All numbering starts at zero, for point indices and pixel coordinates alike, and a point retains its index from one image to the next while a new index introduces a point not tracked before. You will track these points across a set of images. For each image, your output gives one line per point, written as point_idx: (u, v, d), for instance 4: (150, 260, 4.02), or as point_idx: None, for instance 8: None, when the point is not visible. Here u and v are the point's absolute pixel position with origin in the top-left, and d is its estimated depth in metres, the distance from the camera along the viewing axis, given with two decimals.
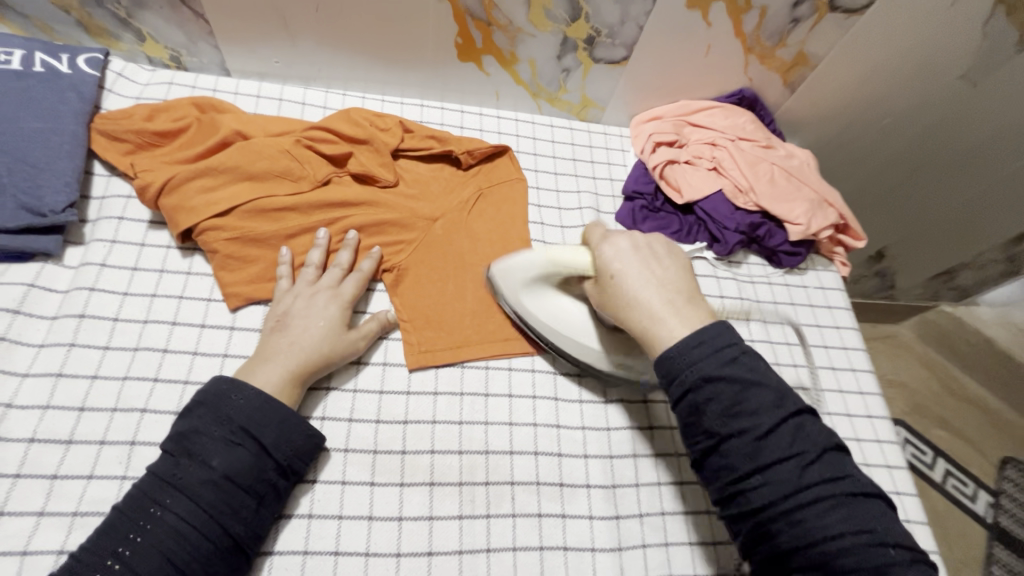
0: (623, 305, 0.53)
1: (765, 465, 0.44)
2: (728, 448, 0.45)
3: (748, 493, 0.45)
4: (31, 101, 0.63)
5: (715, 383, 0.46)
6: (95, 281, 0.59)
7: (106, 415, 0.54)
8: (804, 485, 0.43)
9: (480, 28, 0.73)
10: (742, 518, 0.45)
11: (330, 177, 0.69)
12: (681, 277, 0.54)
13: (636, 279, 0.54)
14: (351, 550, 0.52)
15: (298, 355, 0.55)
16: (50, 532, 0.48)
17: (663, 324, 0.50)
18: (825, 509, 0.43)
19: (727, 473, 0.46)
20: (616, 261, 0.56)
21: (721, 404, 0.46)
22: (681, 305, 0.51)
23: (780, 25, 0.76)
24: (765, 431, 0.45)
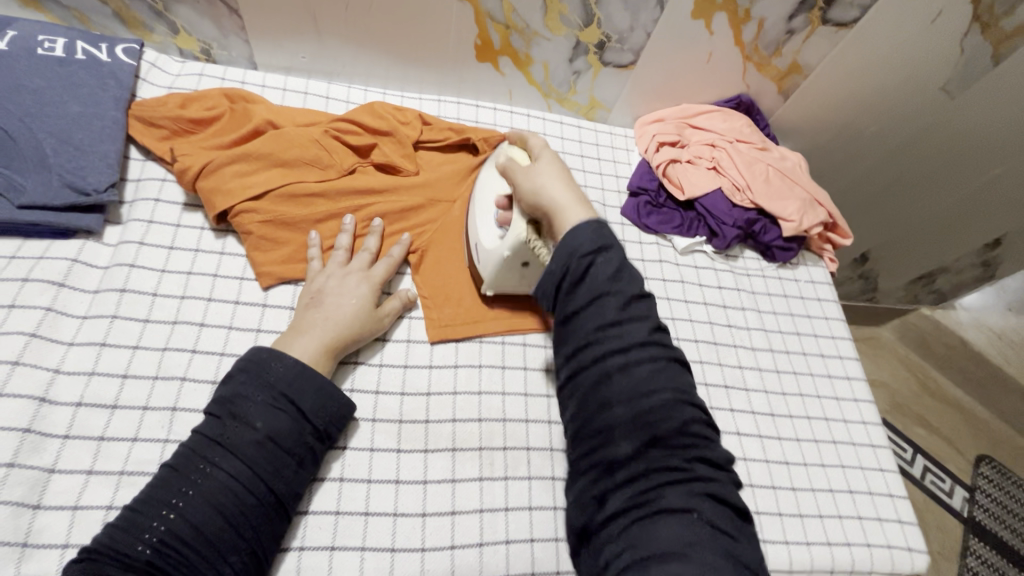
0: (542, 185, 0.59)
1: (625, 322, 0.49)
2: (600, 305, 0.49)
3: (602, 350, 0.48)
4: (74, 87, 0.66)
5: (608, 255, 0.51)
6: (134, 258, 0.62)
7: (147, 382, 0.56)
8: (649, 348, 0.48)
9: (499, 30, 0.78)
10: (587, 370, 0.49)
11: (355, 167, 0.73)
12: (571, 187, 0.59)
13: (562, 176, 0.60)
14: (380, 511, 0.56)
15: (332, 330, 0.59)
16: (99, 488, 0.51)
17: (572, 209, 0.56)
18: (661, 373, 0.48)
19: (589, 327, 0.49)
20: (556, 159, 0.62)
21: (603, 271, 0.50)
22: (566, 207, 0.56)
23: (777, 35, 0.82)
24: (633, 297, 0.50)
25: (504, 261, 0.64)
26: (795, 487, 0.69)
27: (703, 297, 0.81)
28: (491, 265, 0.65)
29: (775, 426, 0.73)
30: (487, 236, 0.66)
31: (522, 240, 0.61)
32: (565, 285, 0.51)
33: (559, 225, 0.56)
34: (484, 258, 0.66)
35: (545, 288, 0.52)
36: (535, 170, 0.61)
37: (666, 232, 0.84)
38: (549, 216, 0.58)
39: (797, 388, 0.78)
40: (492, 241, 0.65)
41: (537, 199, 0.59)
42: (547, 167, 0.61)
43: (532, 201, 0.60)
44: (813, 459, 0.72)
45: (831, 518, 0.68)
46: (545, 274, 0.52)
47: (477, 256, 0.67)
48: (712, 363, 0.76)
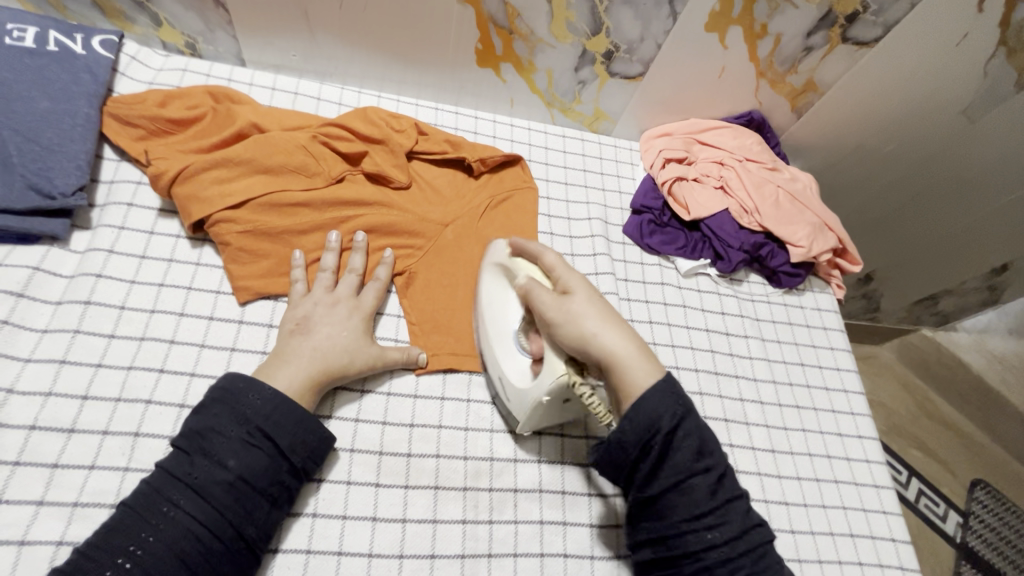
0: (594, 328, 0.52)
1: (718, 508, 0.48)
2: (689, 489, 0.48)
3: (700, 540, 0.47)
4: (43, 80, 0.62)
5: (687, 429, 0.49)
6: (102, 267, 0.58)
7: (109, 404, 0.53)
8: (746, 537, 0.48)
9: (502, 35, 0.74)
10: (682, 558, 0.48)
11: (345, 175, 0.69)
12: (616, 329, 0.53)
13: (603, 313, 0.54)
14: (354, 551, 0.52)
15: (318, 361, 0.56)
16: (49, 521, 0.47)
17: (637, 365, 0.51)
18: (758, 558, 0.48)
19: (681, 518, 0.48)
20: (588, 287, 0.56)
21: (687, 449, 0.49)
22: (629, 364, 0.51)
23: (794, 52, 0.78)
24: (718, 476, 0.49)
25: (543, 404, 0.55)
26: (794, 530, 0.66)
27: (706, 324, 0.77)
28: (526, 407, 0.56)
29: (776, 464, 0.70)
30: (512, 370, 0.58)
31: (565, 383, 0.53)
32: (649, 464, 0.48)
33: (626, 387, 0.50)
34: (516, 398, 0.57)
35: (618, 456, 0.49)
36: (576, 303, 0.54)
37: (668, 253, 0.80)
38: (608, 367, 0.52)
39: (800, 423, 0.74)
40: (525, 379, 0.57)
41: (589, 346, 0.52)
42: (588, 302, 0.54)
43: (582, 346, 0.52)
44: (814, 500, 0.69)
45: (830, 563, 0.65)
46: (618, 441, 0.49)
47: (505, 392, 0.59)
48: (712, 395, 0.72)
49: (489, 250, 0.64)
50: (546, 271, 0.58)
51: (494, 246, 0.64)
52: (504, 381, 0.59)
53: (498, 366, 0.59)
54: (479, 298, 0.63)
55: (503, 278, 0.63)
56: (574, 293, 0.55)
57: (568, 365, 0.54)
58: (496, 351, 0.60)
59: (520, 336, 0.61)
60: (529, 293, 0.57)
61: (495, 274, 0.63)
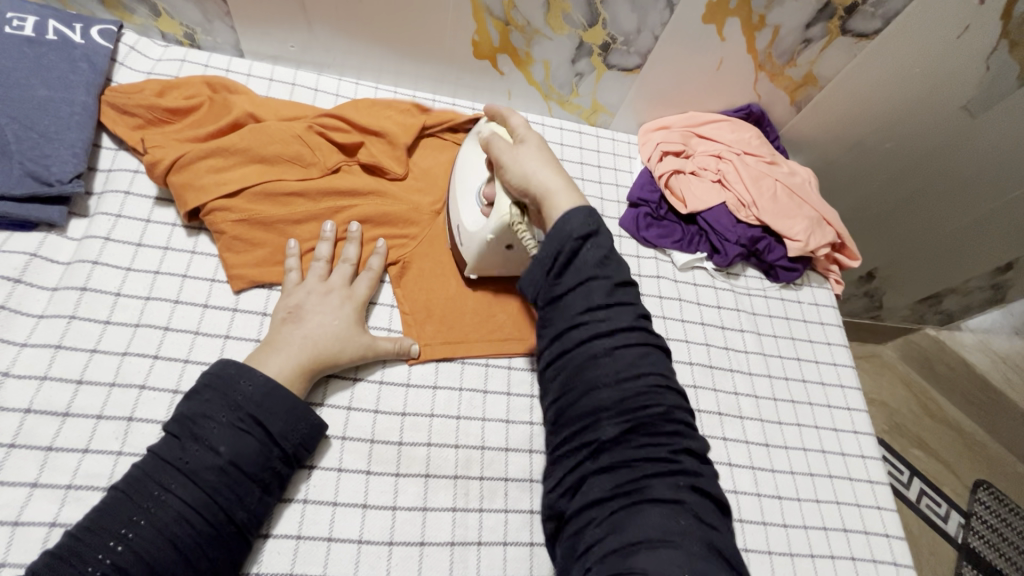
0: (535, 168, 0.59)
1: (612, 308, 0.52)
2: (589, 288, 0.52)
3: (590, 330, 0.51)
4: (42, 68, 0.62)
5: (597, 241, 0.54)
6: (98, 255, 0.59)
7: (104, 389, 0.53)
8: (635, 335, 0.52)
9: (498, 27, 0.74)
10: (574, 351, 0.52)
11: (340, 166, 0.69)
12: (555, 171, 0.59)
13: (548, 160, 0.61)
14: (344, 537, 0.52)
15: (310, 350, 0.56)
16: (42, 503, 0.48)
17: (563, 195, 0.57)
18: (645, 357, 0.51)
19: (577, 311, 0.52)
20: (540, 141, 0.63)
21: (593, 256, 0.54)
22: (558, 197, 0.57)
23: (793, 44, 0.78)
24: (617, 283, 0.53)
25: (488, 244, 0.61)
26: (786, 523, 0.66)
27: (702, 317, 0.77)
28: (474, 249, 0.62)
29: (770, 458, 0.70)
30: (467, 217, 0.63)
31: (507, 223, 0.60)
32: (558, 265, 0.53)
33: (551, 213, 0.57)
34: (465, 239, 0.63)
35: (534, 272, 0.55)
36: (524, 150, 0.61)
37: (665, 247, 0.80)
38: (541, 199, 0.58)
39: (795, 417, 0.74)
40: (476, 224, 0.62)
41: (528, 183, 0.59)
42: (534, 150, 0.61)
43: (522, 184, 0.59)
44: (807, 494, 0.69)
45: (823, 558, 0.65)
46: (536, 257, 0.55)
47: (459, 237, 0.64)
48: (706, 389, 0.72)
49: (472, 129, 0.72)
50: (509, 129, 0.65)
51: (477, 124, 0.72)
52: (459, 226, 0.64)
53: (456, 218, 0.65)
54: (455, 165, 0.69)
55: (476, 144, 0.69)
56: (525, 143, 0.62)
57: (512, 207, 0.60)
58: (459, 203, 0.65)
59: (480, 188, 0.65)
60: (490, 144, 0.64)
61: (469, 142, 0.70)
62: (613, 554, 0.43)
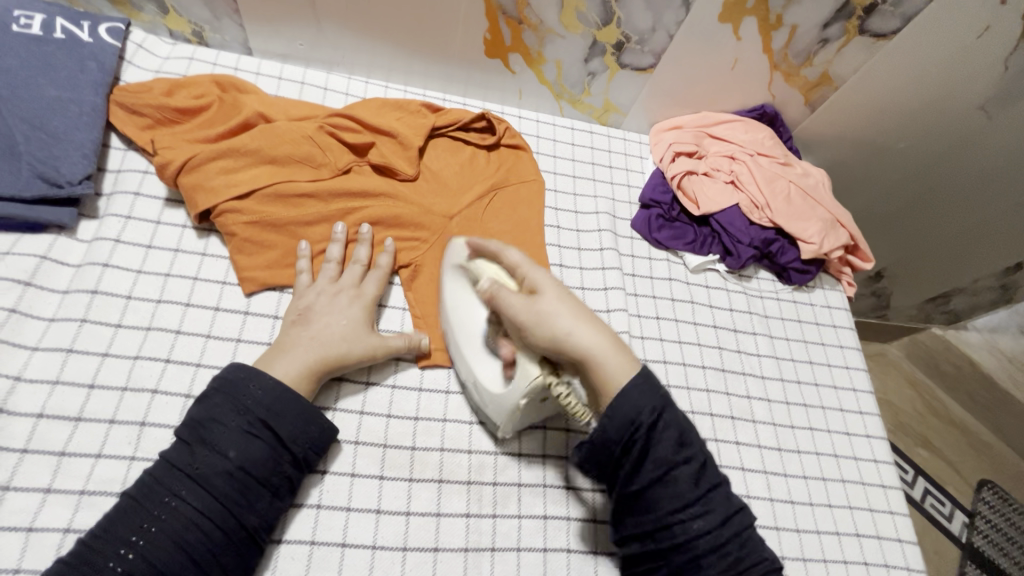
0: (566, 327, 0.50)
1: (702, 497, 0.48)
2: (673, 483, 0.48)
3: (686, 530, 0.47)
4: (50, 67, 0.62)
5: (666, 421, 0.49)
6: (109, 257, 0.58)
7: (116, 393, 0.53)
8: (730, 523, 0.49)
9: (511, 25, 0.73)
10: (670, 552, 0.48)
11: (351, 166, 0.69)
12: (586, 322, 0.51)
13: (574, 307, 0.52)
14: (358, 543, 0.52)
15: (317, 351, 0.56)
16: (56, 509, 0.47)
17: (612, 358, 0.50)
18: (743, 541, 0.49)
19: (664, 506, 0.48)
20: (557, 284, 0.54)
21: (668, 441, 0.49)
22: (604, 359, 0.50)
23: (809, 43, 0.77)
24: (698, 467, 0.49)
25: (521, 407, 0.54)
26: (799, 528, 0.66)
27: (714, 320, 0.76)
28: (504, 412, 0.55)
29: (782, 462, 0.69)
30: (483, 372, 0.57)
31: (541, 385, 0.51)
32: (632, 461, 0.48)
33: (604, 383, 0.50)
34: (492, 403, 0.56)
35: (603, 459, 0.49)
36: (545, 301, 0.52)
37: (677, 249, 0.79)
38: (586, 366, 0.51)
39: (807, 421, 0.73)
40: (500, 385, 0.55)
41: (564, 347, 0.50)
42: (556, 298, 0.52)
43: (554, 346, 0.51)
44: (820, 499, 0.68)
45: (836, 564, 0.65)
46: (602, 445, 0.48)
47: (480, 397, 0.57)
48: (719, 392, 0.71)
49: (451, 252, 0.62)
50: (509, 271, 0.56)
51: (450, 247, 0.63)
52: (479, 387, 0.57)
53: (470, 372, 0.58)
54: (447, 306, 0.61)
55: (464, 278, 0.61)
56: (542, 293, 0.53)
57: (542, 367, 0.52)
58: (469, 359, 0.58)
59: (489, 340, 0.58)
60: (494, 295, 0.55)
61: (458, 279, 0.61)
62: None
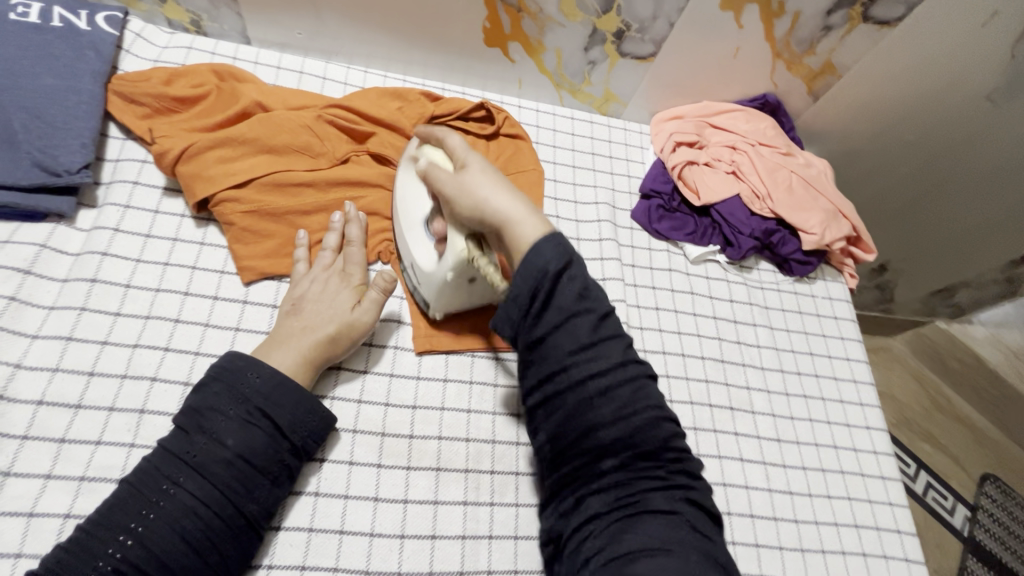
0: (485, 196, 0.53)
1: (600, 344, 0.47)
2: (574, 327, 0.47)
3: (581, 374, 0.47)
4: (48, 56, 0.62)
5: (573, 273, 0.49)
6: (108, 246, 0.58)
7: (115, 381, 0.53)
8: (626, 370, 0.48)
9: (510, 13, 0.72)
10: (563, 396, 0.47)
11: (350, 156, 0.68)
12: (506, 193, 0.53)
13: (498, 182, 0.54)
14: (356, 530, 0.52)
15: (310, 341, 0.55)
16: (57, 494, 0.48)
17: (525, 222, 0.51)
18: (640, 390, 0.47)
19: (564, 354, 0.47)
20: (485, 162, 0.56)
21: (571, 291, 0.48)
22: (519, 224, 0.51)
23: (812, 32, 0.76)
24: (601, 316, 0.48)
25: (449, 282, 0.57)
26: (797, 519, 0.66)
27: (713, 311, 0.76)
28: (434, 288, 0.58)
29: (781, 453, 0.69)
30: (418, 254, 0.59)
31: (465, 259, 0.54)
32: (535, 307, 0.47)
33: (517, 245, 0.50)
34: (425, 281, 0.59)
35: (510, 311, 0.49)
36: (470, 175, 0.55)
37: (677, 239, 0.78)
38: (501, 231, 0.52)
39: (807, 412, 0.73)
40: (431, 262, 0.58)
41: (483, 215, 0.52)
42: (481, 173, 0.55)
43: (476, 214, 0.53)
44: (818, 490, 0.68)
45: (834, 554, 0.65)
46: (511, 297, 0.48)
47: (417, 278, 0.61)
48: (718, 383, 0.71)
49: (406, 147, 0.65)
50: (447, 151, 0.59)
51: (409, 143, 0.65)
52: (415, 267, 0.60)
53: (408, 255, 0.61)
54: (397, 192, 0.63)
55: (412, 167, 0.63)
56: (469, 168, 0.56)
57: (468, 242, 0.55)
58: (408, 241, 0.60)
59: (428, 222, 0.60)
60: (429, 173, 0.57)
61: (405, 168, 0.64)
62: (614, 562, 0.42)
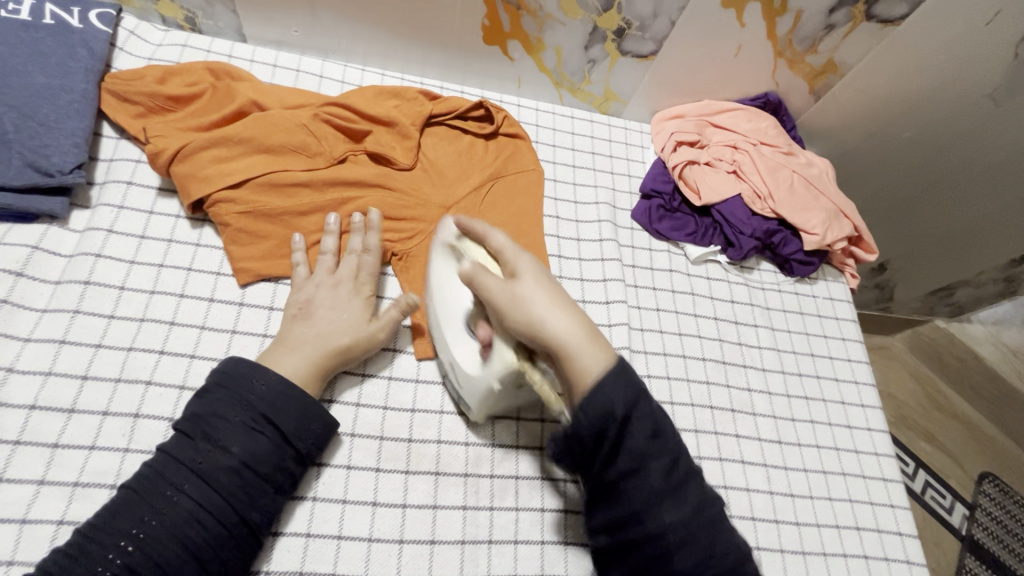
0: (541, 313, 0.47)
1: (674, 489, 0.46)
2: (646, 474, 0.45)
3: (656, 522, 0.45)
4: (39, 54, 0.60)
5: (643, 411, 0.45)
6: (101, 247, 0.58)
7: (109, 385, 0.52)
8: (702, 513, 0.46)
9: (509, 11, 0.71)
10: (640, 545, 0.46)
11: (347, 156, 0.68)
12: (564, 312, 0.48)
13: (554, 295, 0.49)
14: (354, 536, 0.52)
15: (321, 347, 0.55)
16: (50, 501, 0.47)
17: (587, 352, 0.46)
18: (716, 531, 0.46)
19: (637, 501, 0.45)
20: (536, 266, 0.51)
21: (642, 432, 0.45)
22: (580, 352, 0.46)
23: (814, 30, 0.75)
24: (673, 460, 0.46)
25: (494, 390, 0.53)
26: (799, 522, 0.65)
27: (714, 312, 0.76)
28: (478, 394, 0.54)
29: (782, 455, 0.69)
30: (459, 353, 0.56)
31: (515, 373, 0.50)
32: (604, 453, 0.45)
33: (579, 379, 0.46)
34: (467, 384, 0.55)
35: (573, 448, 0.45)
36: (521, 286, 0.49)
37: (678, 240, 0.78)
38: (559, 357, 0.47)
39: (808, 414, 0.73)
40: (476, 367, 0.54)
41: (537, 335, 0.48)
42: (535, 284, 0.50)
43: (528, 334, 0.48)
44: (820, 492, 0.68)
45: (835, 557, 0.64)
46: (571, 433, 0.45)
47: (457, 379, 0.57)
48: (719, 385, 0.71)
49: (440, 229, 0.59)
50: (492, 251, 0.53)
51: (442, 224, 0.58)
52: (455, 367, 0.56)
53: (447, 352, 0.57)
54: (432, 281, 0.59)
55: (449, 257, 0.58)
56: (519, 275, 0.50)
57: (517, 355, 0.50)
58: (448, 338, 0.56)
59: (469, 321, 0.56)
60: (472, 277, 0.51)
61: (443, 256, 0.58)
62: None
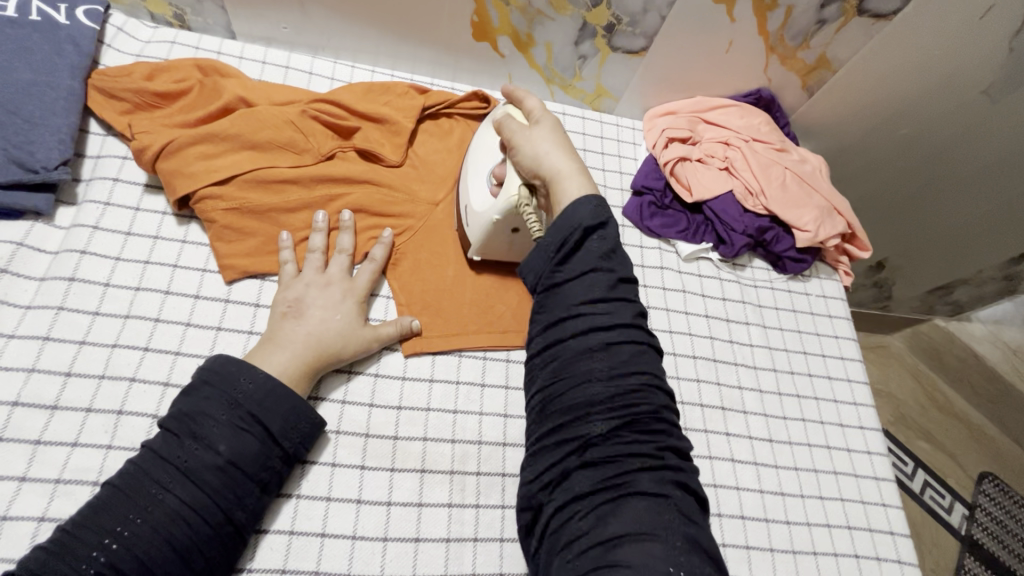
0: (546, 152, 0.56)
1: (613, 303, 0.47)
2: (586, 280, 0.48)
3: (587, 325, 0.46)
4: (25, 51, 0.60)
5: (602, 231, 0.50)
6: (87, 244, 0.57)
7: (92, 381, 0.52)
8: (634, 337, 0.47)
9: (498, 6, 0.71)
10: (566, 346, 0.46)
11: (335, 152, 0.67)
12: (566, 154, 0.56)
13: (563, 143, 0.57)
14: (337, 534, 0.52)
15: (313, 346, 0.55)
16: (32, 497, 0.47)
17: (574, 181, 0.53)
18: (643, 360, 0.46)
19: (575, 301, 0.47)
20: (555, 123, 0.60)
21: (596, 248, 0.49)
22: (567, 182, 0.54)
23: (806, 26, 0.74)
24: (620, 279, 0.49)
25: (494, 226, 0.60)
26: (789, 520, 0.65)
27: (705, 309, 0.75)
28: (479, 231, 0.61)
29: (773, 453, 0.68)
30: (473, 195, 0.62)
31: (513, 205, 0.57)
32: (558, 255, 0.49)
33: (560, 199, 0.53)
34: (472, 220, 0.62)
35: (538, 253, 0.50)
36: (536, 132, 0.58)
37: (669, 237, 0.77)
38: (551, 186, 0.55)
39: (800, 412, 0.72)
40: (483, 203, 0.60)
41: (539, 166, 0.56)
42: (548, 132, 0.58)
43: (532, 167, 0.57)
44: (810, 490, 0.67)
45: (825, 556, 0.64)
46: (541, 244, 0.50)
47: (466, 218, 0.63)
48: (709, 382, 0.70)
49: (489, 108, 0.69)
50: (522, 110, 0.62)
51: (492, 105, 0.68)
52: (466, 207, 0.63)
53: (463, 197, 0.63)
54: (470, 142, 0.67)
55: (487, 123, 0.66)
56: (538, 124, 0.59)
57: (522, 187, 0.58)
58: (468, 182, 0.63)
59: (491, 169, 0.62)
60: (501, 123, 0.61)
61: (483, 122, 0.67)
62: (597, 547, 0.39)
